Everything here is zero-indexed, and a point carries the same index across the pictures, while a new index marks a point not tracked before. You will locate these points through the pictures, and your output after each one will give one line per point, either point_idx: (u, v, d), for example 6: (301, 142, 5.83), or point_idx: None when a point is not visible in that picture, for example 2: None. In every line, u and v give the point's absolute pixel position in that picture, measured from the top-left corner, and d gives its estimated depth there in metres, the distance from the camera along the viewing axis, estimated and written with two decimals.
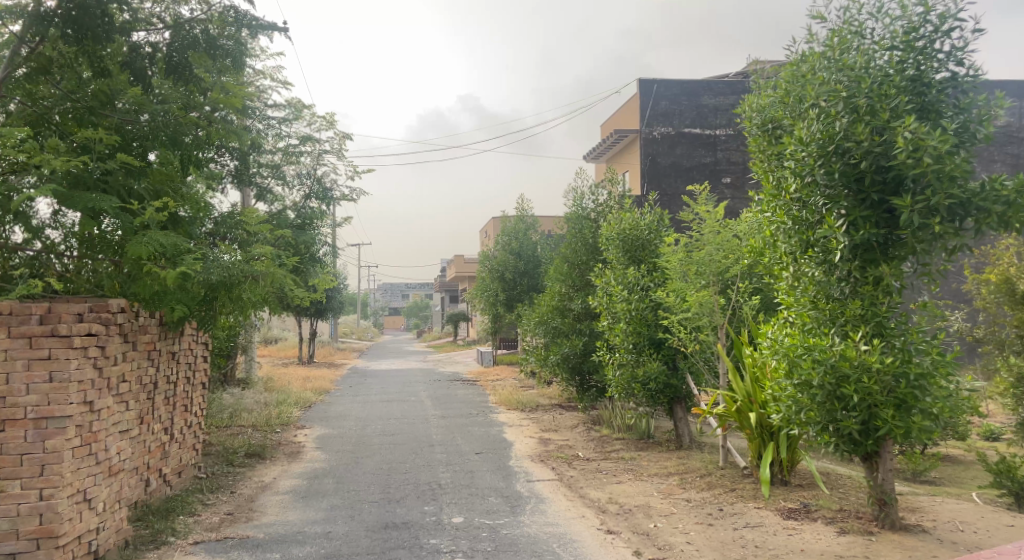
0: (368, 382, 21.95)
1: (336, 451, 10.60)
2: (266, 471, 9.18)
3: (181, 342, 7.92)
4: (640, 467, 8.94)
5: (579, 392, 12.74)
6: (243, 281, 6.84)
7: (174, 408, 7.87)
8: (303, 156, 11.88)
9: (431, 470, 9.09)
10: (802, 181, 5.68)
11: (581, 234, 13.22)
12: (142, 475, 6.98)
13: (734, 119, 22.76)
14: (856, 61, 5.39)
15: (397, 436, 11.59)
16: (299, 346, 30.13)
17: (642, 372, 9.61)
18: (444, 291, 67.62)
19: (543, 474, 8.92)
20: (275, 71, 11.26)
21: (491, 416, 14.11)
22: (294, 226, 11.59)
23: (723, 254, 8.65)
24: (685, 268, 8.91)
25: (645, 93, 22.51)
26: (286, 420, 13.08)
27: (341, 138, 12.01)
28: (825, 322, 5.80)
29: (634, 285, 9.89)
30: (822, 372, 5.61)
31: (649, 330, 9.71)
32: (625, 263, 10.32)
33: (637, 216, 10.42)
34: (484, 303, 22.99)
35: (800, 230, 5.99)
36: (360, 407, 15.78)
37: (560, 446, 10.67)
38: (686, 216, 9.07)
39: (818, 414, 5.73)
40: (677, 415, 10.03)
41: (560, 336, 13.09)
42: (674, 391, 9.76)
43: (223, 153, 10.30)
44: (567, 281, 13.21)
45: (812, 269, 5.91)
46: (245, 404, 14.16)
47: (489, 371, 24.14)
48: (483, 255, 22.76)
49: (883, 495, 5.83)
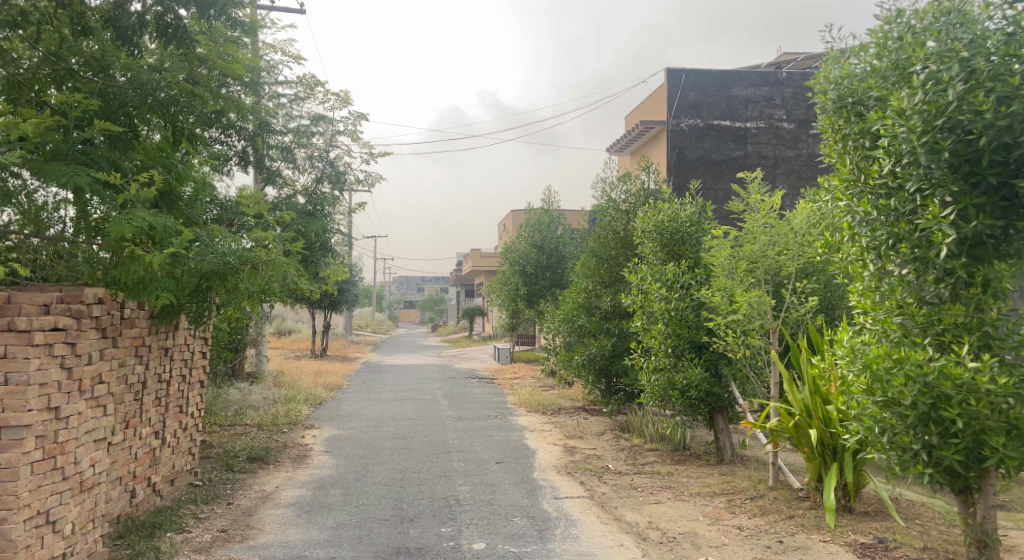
0: (382, 378, 21.22)
1: (345, 456, 9.83)
2: (269, 478, 8.41)
3: (176, 337, 7.16)
4: (680, 485, 8.11)
5: (607, 395, 11.90)
6: (241, 269, 5.96)
7: (167, 410, 7.11)
8: (315, 139, 11.06)
9: (448, 482, 8.29)
10: (900, 163, 4.89)
11: (610, 227, 12.34)
12: (126, 486, 6.24)
13: (765, 112, 21.80)
14: (975, 17, 4.62)
15: (412, 440, 10.80)
16: (311, 338, 29.42)
17: (681, 379, 8.77)
18: (460, 284, 66.95)
19: (572, 489, 8.09)
20: (286, 44, 10.46)
21: (511, 418, 13.29)
22: (304, 213, 10.79)
23: (777, 249, 7.81)
24: (733, 265, 8.08)
25: (673, 83, 21.57)
26: (295, 419, 12.33)
27: (355, 118, 11.18)
28: (916, 331, 4.99)
29: (673, 282, 9.06)
30: (916, 391, 4.84)
31: (690, 332, 8.86)
32: (663, 258, 9.48)
33: (676, 207, 9.59)
34: (504, 298, 22.16)
35: (888, 222, 5.14)
36: (373, 405, 15.05)
37: (588, 456, 9.84)
38: (736, 207, 8.18)
39: (909, 438, 4.98)
40: (718, 426, 9.18)
41: (587, 336, 12.25)
42: (716, 400, 8.90)
43: (228, 132, 9.53)
44: (595, 276, 12.34)
45: (900, 268, 5.09)
46: (252, 400, 13.43)
47: (507, 369, 23.36)
48: (503, 249, 21.96)
49: (984, 536, 5.10)
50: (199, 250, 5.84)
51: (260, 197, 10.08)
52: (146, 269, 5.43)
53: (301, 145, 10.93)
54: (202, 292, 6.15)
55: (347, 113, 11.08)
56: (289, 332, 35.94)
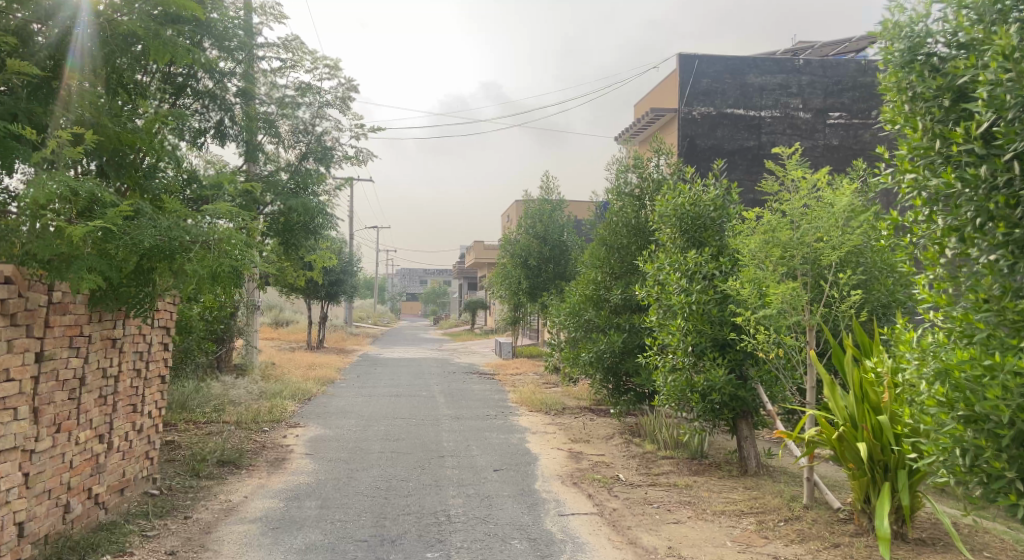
0: (378, 373, 20.28)
1: (328, 460, 8.89)
2: (238, 486, 7.48)
3: (126, 327, 6.22)
4: (701, 500, 7.17)
5: (615, 396, 10.97)
6: (186, 249, 5.11)
7: (116, 409, 6.17)
8: (300, 112, 10.09)
9: (439, 493, 7.37)
10: (1001, 119, 4.04)
11: (622, 213, 11.37)
12: (58, 500, 5.32)
13: (781, 100, 20.70)
14: None
15: (403, 442, 9.87)
16: (307, 330, 28.43)
17: (702, 381, 7.82)
18: (462, 277, 66.00)
19: (578, 504, 7.16)
20: (270, 7, 9.55)
21: (512, 418, 12.35)
22: (288, 194, 9.75)
23: (818, 234, 6.88)
24: (765, 252, 7.16)
25: (685, 70, 20.59)
26: (278, 417, 11.40)
27: (344, 92, 10.22)
28: (1012, 330, 4.07)
29: (694, 273, 8.13)
30: (1014, 407, 3.94)
31: (713, 329, 7.90)
32: (682, 246, 8.57)
33: (698, 189, 8.66)
34: (506, 291, 21.22)
35: (977, 197, 4.21)
36: (364, 402, 14.12)
37: (595, 464, 8.90)
38: (770, 186, 7.22)
39: (1002, 465, 4.10)
40: (741, 433, 8.21)
41: (595, 331, 11.28)
42: (741, 405, 7.94)
43: (201, 98, 8.95)
44: (603, 267, 11.38)
45: (989, 253, 4.17)
46: (234, 395, 12.52)
47: (509, 365, 22.38)
48: (505, 239, 21.09)
49: None
50: (139, 224, 4.99)
51: (236, 173, 9.13)
52: (69, 239, 4.55)
53: (286, 117, 10.00)
54: (143, 272, 5.25)
55: (336, 85, 10.12)
56: (286, 323, 35.05)
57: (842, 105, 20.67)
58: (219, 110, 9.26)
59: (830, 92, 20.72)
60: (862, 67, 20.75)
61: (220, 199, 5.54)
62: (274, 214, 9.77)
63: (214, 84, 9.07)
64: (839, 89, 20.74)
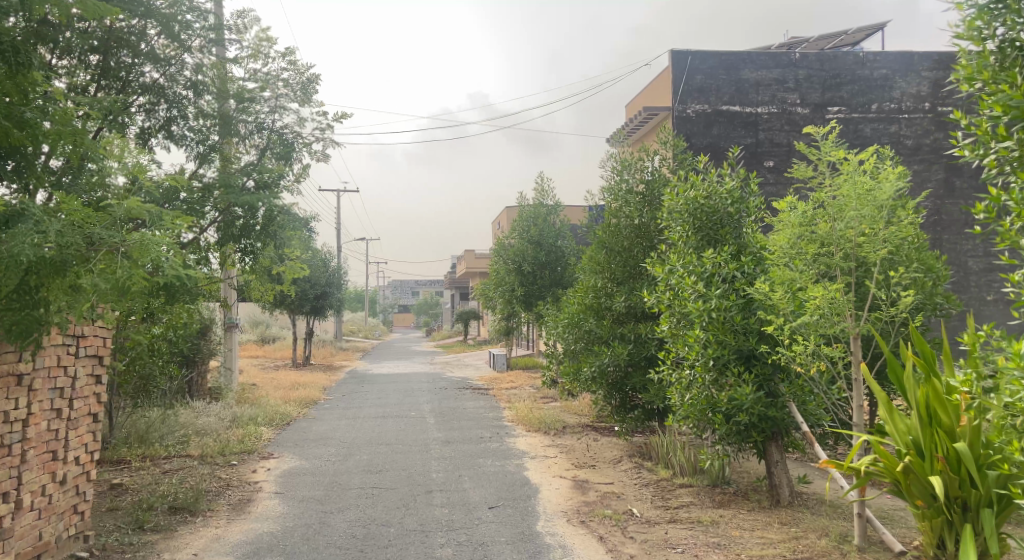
0: (366, 391, 19.16)
1: (298, 500, 7.76)
2: (188, 540, 6.37)
3: (37, 360, 5.21)
4: (732, 541, 6.12)
5: (621, 414, 9.95)
6: (84, 264, 4.41)
7: (26, 459, 5.13)
8: (254, 104, 8.98)
9: (425, 542, 6.29)
10: None
11: (623, 213, 10.33)
12: None
13: (777, 96, 19.69)
14: None
15: (385, 475, 8.76)
16: (293, 347, 27.28)
17: (727, 401, 6.79)
18: (454, 287, 64.85)
19: (588, 551, 6.09)
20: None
21: (507, 441, 11.25)
22: (237, 191, 8.43)
23: (862, 227, 5.83)
24: (797, 249, 6.12)
25: (677, 66, 19.60)
26: (250, 447, 10.28)
27: (304, 80, 9.26)
28: None
29: (712, 275, 7.11)
30: None
31: (736, 339, 6.86)
32: (696, 245, 7.54)
33: (713, 179, 7.65)
34: (499, 300, 20.13)
35: None
36: (347, 425, 13.01)
37: (604, 496, 7.83)
38: (800, 172, 6.17)
39: None
40: (771, 459, 7.12)
41: (596, 343, 10.24)
42: (771, 427, 6.88)
43: (151, 101, 8.45)
44: (604, 272, 10.34)
45: None
46: (202, 422, 11.39)
47: (504, 378, 21.27)
48: (497, 246, 20.03)
49: None
50: (19, 231, 4.27)
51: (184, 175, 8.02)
52: None
53: (243, 111, 8.93)
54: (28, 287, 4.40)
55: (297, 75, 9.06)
56: (272, 339, 33.88)
57: (841, 99, 19.58)
58: (169, 105, 8.57)
59: (828, 86, 19.65)
60: (861, 59, 19.66)
61: (132, 198, 4.90)
62: (226, 217, 8.53)
63: (162, 79, 8.46)
64: (837, 83, 19.67)
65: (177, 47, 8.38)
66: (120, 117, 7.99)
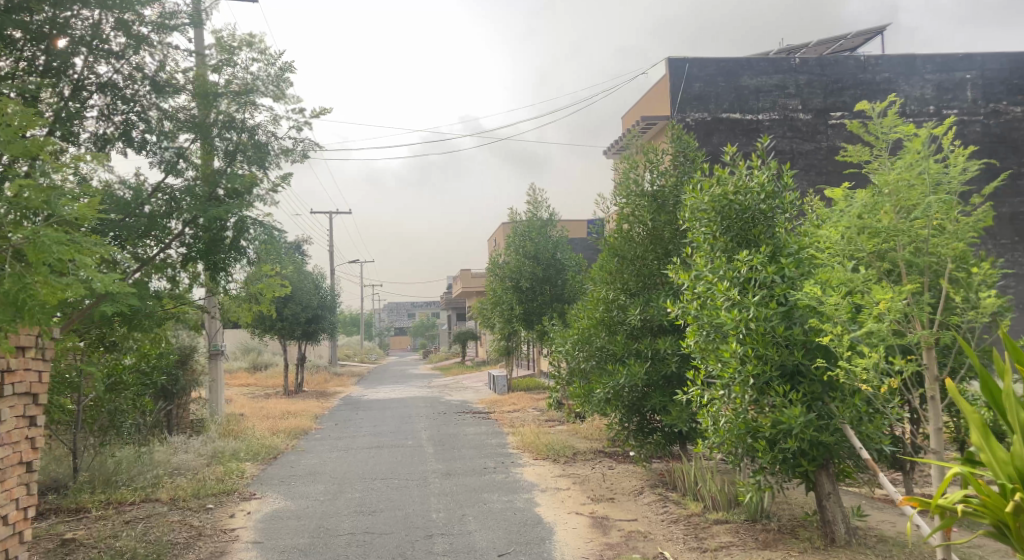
0: (361, 418, 18.16)
1: (278, 551, 6.76)
2: None
3: None
4: None
5: (638, 437, 9.02)
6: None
7: None
8: (221, 103, 8.09)
9: None
10: None
11: (635, 218, 9.45)
12: None
13: (779, 101, 18.86)
14: None
15: (378, 518, 7.78)
16: (284, 374, 26.19)
17: (771, 425, 5.84)
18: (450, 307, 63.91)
19: None
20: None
21: (512, 472, 10.27)
22: (207, 200, 7.57)
23: (930, 217, 4.93)
24: (853, 244, 5.20)
25: (674, 73, 18.75)
26: (229, 486, 9.28)
27: (277, 75, 8.41)
28: None
29: (747, 280, 6.19)
30: None
31: (780, 354, 5.93)
32: (725, 246, 6.63)
33: (741, 173, 6.77)
34: (497, 320, 19.19)
35: None
36: (338, 458, 12.03)
37: (630, 536, 6.86)
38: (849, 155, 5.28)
39: None
40: (823, 490, 6.17)
41: (609, 360, 9.31)
42: (824, 454, 5.93)
43: (107, 102, 7.53)
44: (615, 283, 9.41)
45: None
46: (178, 458, 10.39)
47: (506, 400, 20.30)
48: (492, 264, 19.21)
49: None
50: None
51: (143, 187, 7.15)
52: None
53: (208, 112, 8.02)
54: None
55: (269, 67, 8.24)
56: (264, 366, 32.79)
57: (844, 104, 18.78)
58: (128, 106, 7.64)
59: (831, 90, 18.89)
60: (863, 62, 18.87)
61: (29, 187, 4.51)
62: (194, 231, 7.62)
63: (118, 76, 7.55)
64: (839, 88, 18.91)
65: (134, 42, 7.48)
66: (68, 123, 7.06)
